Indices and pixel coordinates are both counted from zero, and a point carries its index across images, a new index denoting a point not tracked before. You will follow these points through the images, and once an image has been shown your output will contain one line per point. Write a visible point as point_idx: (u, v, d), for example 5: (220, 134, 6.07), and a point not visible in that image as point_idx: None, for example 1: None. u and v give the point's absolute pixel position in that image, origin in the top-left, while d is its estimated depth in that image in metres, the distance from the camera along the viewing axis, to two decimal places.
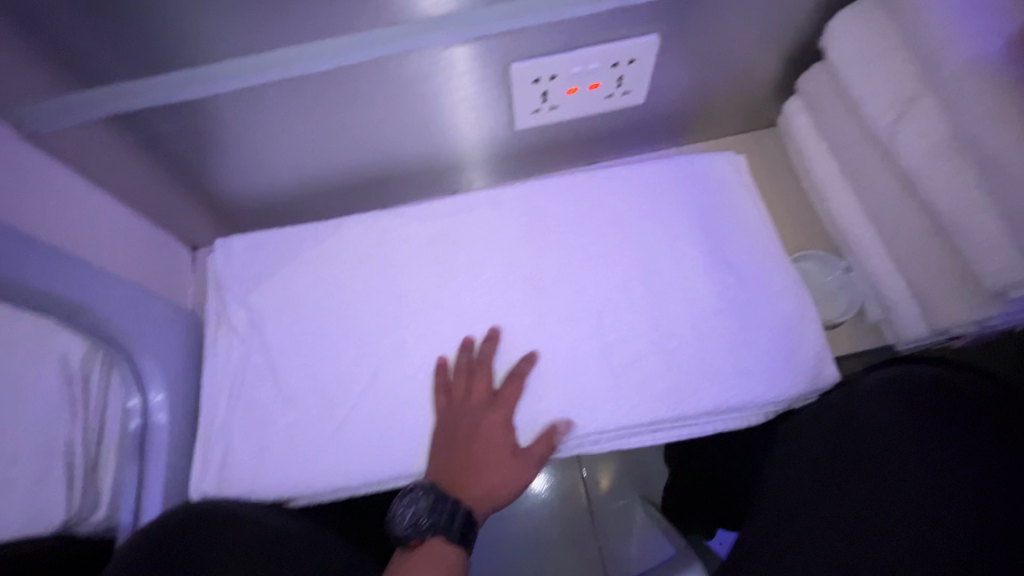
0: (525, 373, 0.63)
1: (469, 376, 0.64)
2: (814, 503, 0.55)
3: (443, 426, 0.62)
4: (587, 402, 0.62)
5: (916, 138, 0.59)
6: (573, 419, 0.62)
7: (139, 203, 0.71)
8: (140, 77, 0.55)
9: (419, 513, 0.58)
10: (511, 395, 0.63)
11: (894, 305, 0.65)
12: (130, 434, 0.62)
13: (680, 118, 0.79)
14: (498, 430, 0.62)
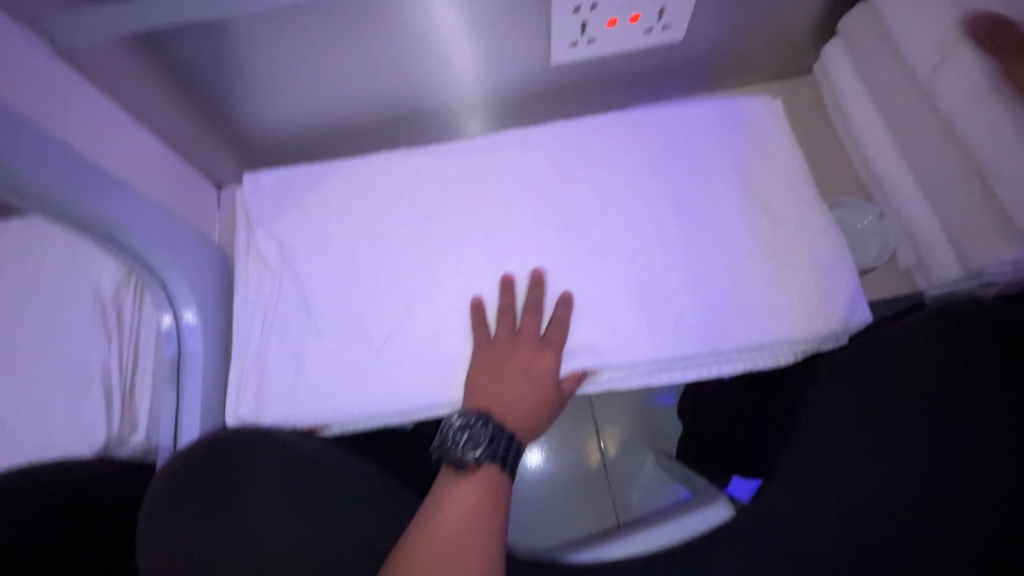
0: (566, 318, 0.63)
1: (511, 318, 0.63)
2: (848, 436, 0.53)
3: (486, 366, 0.61)
4: (618, 338, 0.63)
5: (956, 83, 0.57)
6: (605, 355, 0.62)
7: (165, 134, 0.71)
8: None
9: (476, 440, 0.55)
10: (554, 337, 0.62)
11: (928, 250, 0.64)
12: (166, 360, 0.64)
13: (716, 61, 0.77)
14: (545, 371, 0.60)
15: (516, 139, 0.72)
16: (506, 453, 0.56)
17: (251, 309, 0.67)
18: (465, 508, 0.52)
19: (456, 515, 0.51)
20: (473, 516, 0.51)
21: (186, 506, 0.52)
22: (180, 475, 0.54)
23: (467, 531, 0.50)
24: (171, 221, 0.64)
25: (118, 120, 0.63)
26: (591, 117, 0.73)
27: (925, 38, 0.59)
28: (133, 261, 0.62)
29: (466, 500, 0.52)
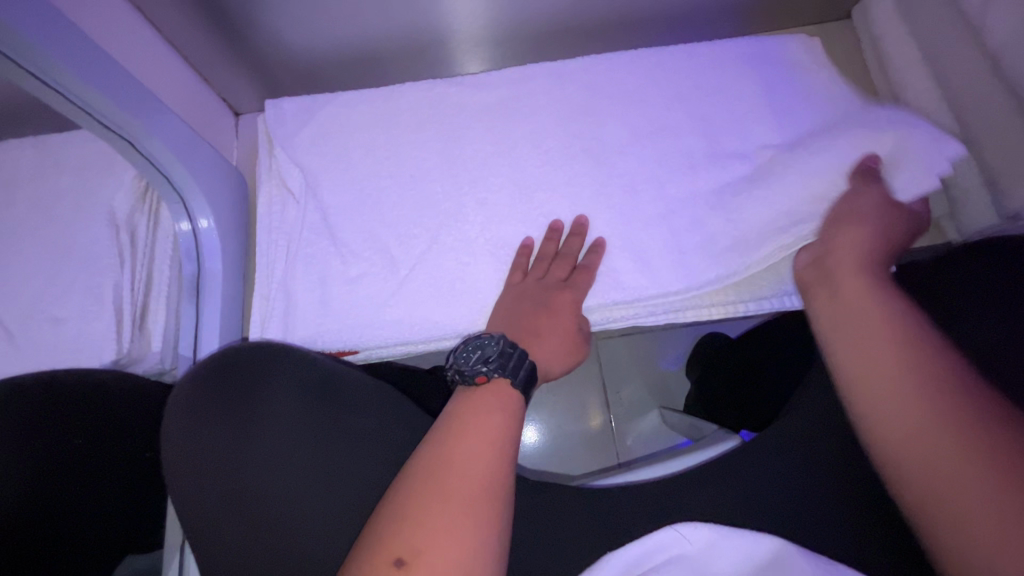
0: (594, 265, 0.62)
1: (547, 265, 0.63)
2: None
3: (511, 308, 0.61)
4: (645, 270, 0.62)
5: (1008, 12, 0.54)
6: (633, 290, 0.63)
7: (185, 50, 0.68)
8: None
9: (485, 356, 0.55)
10: (580, 283, 0.62)
11: (962, 195, 0.64)
12: (186, 278, 0.65)
13: (755, 1, 0.74)
14: (566, 312, 0.61)
15: (545, 70, 0.70)
16: (518, 374, 0.55)
17: (271, 233, 0.67)
18: (482, 422, 0.50)
19: (473, 428, 0.49)
20: (488, 431, 0.49)
21: (205, 415, 0.54)
22: (205, 384, 0.55)
23: (479, 445, 0.48)
24: (192, 137, 0.62)
25: (137, 30, 0.61)
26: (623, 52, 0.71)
27: None
28: (156, 175, 0.61)
29: (486, 416, 0.51)
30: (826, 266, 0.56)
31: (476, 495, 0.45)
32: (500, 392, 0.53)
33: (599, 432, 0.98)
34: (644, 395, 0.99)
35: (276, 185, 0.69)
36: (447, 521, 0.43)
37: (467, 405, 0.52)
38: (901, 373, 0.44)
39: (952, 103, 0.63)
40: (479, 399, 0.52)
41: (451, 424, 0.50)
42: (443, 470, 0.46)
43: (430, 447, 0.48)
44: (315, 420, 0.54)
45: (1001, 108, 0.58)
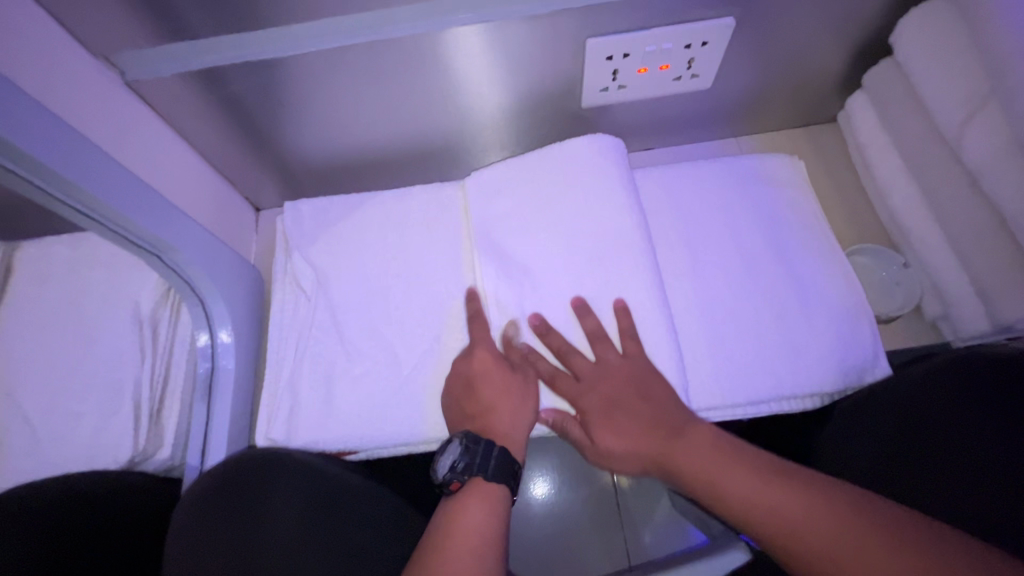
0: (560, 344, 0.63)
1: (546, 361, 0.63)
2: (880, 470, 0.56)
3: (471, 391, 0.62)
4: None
5: (982, 137, 0.57)
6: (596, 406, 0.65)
7: (214, 158, 0.75)
8: (223, 33, 0.57)
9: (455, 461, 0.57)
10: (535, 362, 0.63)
11: (956, 300, 0.65)
12: (200, 375, 0.68)
13: (742, 109, 0.79)
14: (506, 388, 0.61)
15: (527, 159, 0.70)
16: (487, 462, 0.57)
17: (283, 333, 0.71)
18: (463, 522, 0.53)
19: (456, 527, 0.52)
20: (470, 527, 0.52)
21: (209, 527, 0.54)
22: (206, 495, 0.56)
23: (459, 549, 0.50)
24: (214, 244, 0.67)
25: (171, 146, 0.68)
26: (610, 142, 0.68)
27: (952, 95, 0.60)
28: (179, 280, 0.65)
29: (469, 516, 0.53)
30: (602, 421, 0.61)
31: None
32: (479, 488, 0.56)
33: (608, 519, 0.94)
34: (653, 484, 0.96)
35: (290, 284, 0.73)
36: None
37: (449, 510, 0.55)
38: (827, 527, 0.46)
39: (937, 212, 0.66)
40: (469, 497, 0.56)
41: (437, 527, 0.54)
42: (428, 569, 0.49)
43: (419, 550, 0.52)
44: (325, 519, 0.56)
45: (984, 223, 0.60)
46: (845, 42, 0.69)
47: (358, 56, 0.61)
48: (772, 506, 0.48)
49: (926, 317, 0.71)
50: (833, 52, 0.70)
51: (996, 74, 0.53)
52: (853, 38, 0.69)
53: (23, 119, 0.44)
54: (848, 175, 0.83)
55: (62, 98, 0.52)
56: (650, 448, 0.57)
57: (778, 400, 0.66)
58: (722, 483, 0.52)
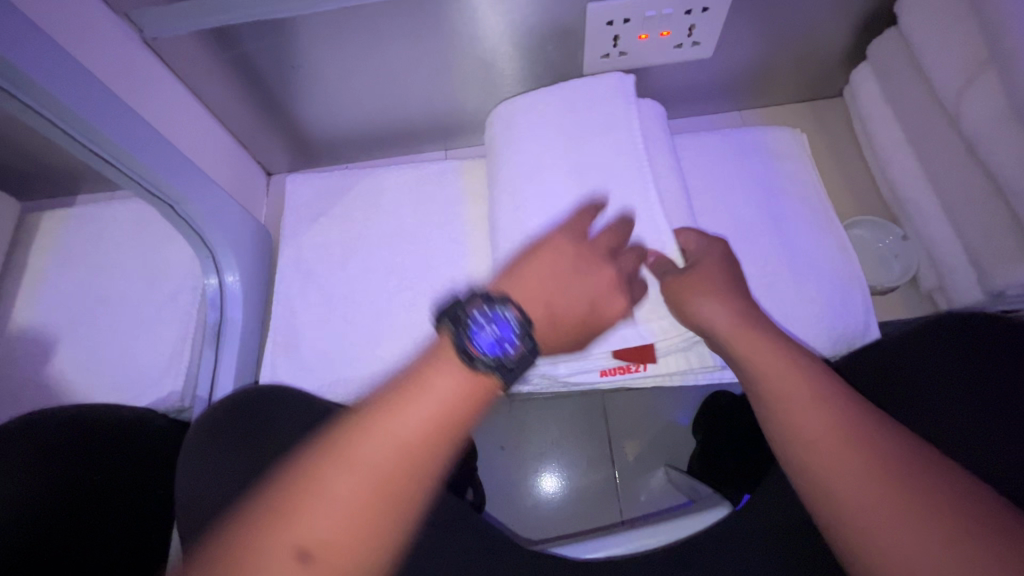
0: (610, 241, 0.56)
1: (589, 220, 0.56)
2: None
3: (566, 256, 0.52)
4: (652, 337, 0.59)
5: (979, 103, 0.57)
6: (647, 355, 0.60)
7: (226, 117, 0.77)
8: None
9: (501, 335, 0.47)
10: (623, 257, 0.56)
11: (950, 269, 0.65)
12: (209, 323, 0.71)
13: (746, 80, 0.79)
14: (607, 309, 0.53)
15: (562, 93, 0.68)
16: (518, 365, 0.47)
17: (292, 288, 0.74)
18: (425, 446, 0.44)
19: (392, 425, 0.44)
20: (431, 439, 0.44)
21: (214, 449, 0.58)
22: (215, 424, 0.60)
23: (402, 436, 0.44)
24: (225, 199, 0.69)
25: (185, 103, 0.70)
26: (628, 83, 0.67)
27: (953, 62, 0.60)
28: (190, 231, 0.68)
29: (441, 383, 0.46)
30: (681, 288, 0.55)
31: (371, 508, 0.42)
32: (477, 388, 0.46)
33: (605, 487, 0.96)
34: (649, 455, 0.97)
35: (297, 242, 0.76)
36: (318, 516, 0.41)
37: (425, 382, 0.45)
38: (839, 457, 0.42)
39: (935, 182, 0.66)
40: (435, 375, 0.46)
41: (399, 395, 0.45)
42: (355, 458, 0.43)
43: (363, 412, 0.45)
44: None
45: (979, 190, 0.60)
46: (849, 12, 0.69)
47: (363, 19, 0.63)
48: (830, 465, 0.43)
49: (923, 289, 0.72)
50: (838, 22, 0.70)
51: (993, 36, 0.53)
52: (858, 7, 0.68)
53: (47, 64, 0.47)
54: (852, 149, 0.83)
55: (83, 50, 0.55)
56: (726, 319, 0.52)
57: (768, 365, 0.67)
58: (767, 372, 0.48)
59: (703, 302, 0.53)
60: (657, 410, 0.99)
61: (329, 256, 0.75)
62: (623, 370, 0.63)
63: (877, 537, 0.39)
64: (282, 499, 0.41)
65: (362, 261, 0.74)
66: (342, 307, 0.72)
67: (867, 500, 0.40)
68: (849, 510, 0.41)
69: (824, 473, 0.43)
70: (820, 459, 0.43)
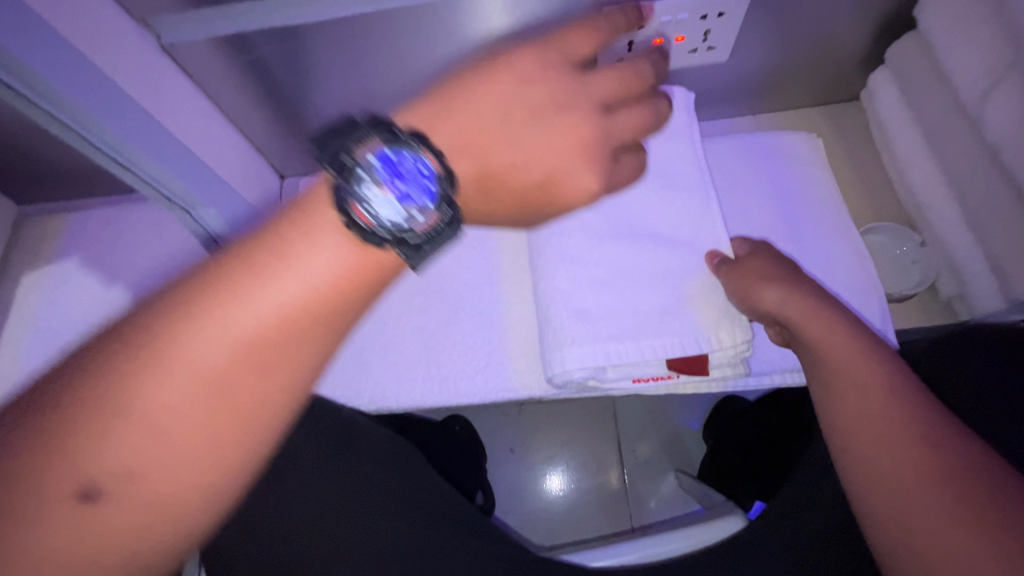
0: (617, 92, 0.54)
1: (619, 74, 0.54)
2: None
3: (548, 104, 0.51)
4: (692, 338, 0.58)
5: (1001, 109, 0.56)
6: (692, 357, 0.58)
7: (242, 121, 0.78)
8: None
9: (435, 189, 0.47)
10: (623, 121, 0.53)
11: (969, 277, 0.64)
12: None
13: (761, 84, 0.79)
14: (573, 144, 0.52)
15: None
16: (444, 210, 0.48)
17: None
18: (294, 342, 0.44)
19: (251, 305, 0.43)
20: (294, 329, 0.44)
21: None
22: None
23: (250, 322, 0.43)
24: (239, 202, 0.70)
25: (202, 107, 0.71)
26: (693, 99, 0.67)
27: (974, 67, 0.59)
28: (205, 236, 0.69)
29: (312, 270, 0.44)
30: (747, 280, 0.57)
31: (203, 380, 0.42)
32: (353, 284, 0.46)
33: (614, 492, 0.96)
34: (660, 460, 0.97)
35: None
36: (166, 393, 0.41)
37: (289, 247, 0.44)
38: (898, 454, 0.44)
39: (955, 188, 0.65)
40: (311, 232, 0.45)
41: (254, 268, 0.44)
42: (182, 344, 0.42)
43: (217, 284, 0.43)
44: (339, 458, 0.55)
45: (1002, 196, 0.59)
46: (867, 16, 0.68)
47: (378, 25, 0.63)
48: (886, 460, 0.44)
49: (941, 296, 0.70)
50: (856, 26, 0.69)
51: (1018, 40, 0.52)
52: (876, 11, 0.67)
53: (69, 71, 0.47)
54: (868, 154, 0.82)
55: None
56: (795, 311, 0.54)
57: (782, 374, 0.66)
58: (836, 366, 0.50)
59: (764, 292, 0.56)
60: (668, 415, 0.98)
61: None
62: (658, 379, 0.60)
63: (923, 527, 0.40)
64: (110, 392, 0.41)
65: None
66: None
67: (904, 488, 0.42)
68: (901, 502, 0.42)
69: (877, 467, 0.44)
70: (875, 455, 0.45)
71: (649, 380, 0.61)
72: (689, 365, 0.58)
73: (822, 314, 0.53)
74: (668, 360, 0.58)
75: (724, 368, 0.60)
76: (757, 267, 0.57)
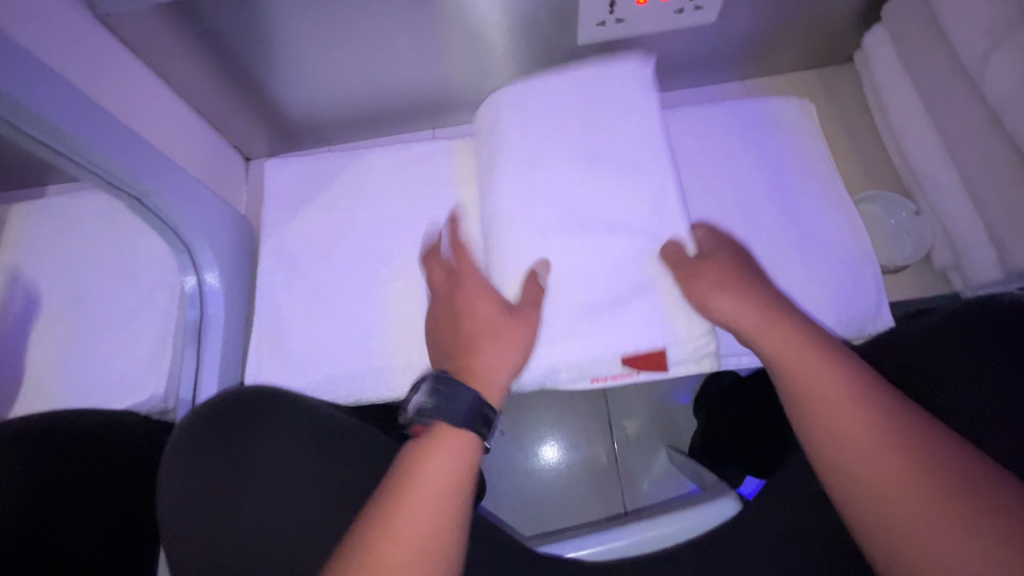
0: None
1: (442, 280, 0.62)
2: None
3: None
4: (648, 334, 0.55)
5: (1005, 69, 0.53)
6: (646, 354, 0.55)
7: (199, 101, 0.73)
8: None
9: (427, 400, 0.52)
10: None
11: (967, 248, 0.62)
12: (188, 323, 0.67)
13: (751, 47, 0.74)
14: None
15: (575, 75, 0.62)
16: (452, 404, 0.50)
17: (275, 282, 0.70)
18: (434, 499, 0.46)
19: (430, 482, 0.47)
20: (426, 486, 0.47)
21: (212, 454, 0.54)
22: (202, 428, 0.54)
23: (436, 489, 0.47)
24: (198, 189, 0.65)
25: (149, 85, 0.65)
26: (647, 75, 0.63)
27: (975, 24, 0.55)
28: (163, 226, 0.64)
29: (441, 459, 0.48)
30: (698, 291, 0.53)
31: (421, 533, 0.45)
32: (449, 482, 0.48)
33: (605, 468, 0.95)
34: (651, 436, 0.96)
35: (278, 231, 0.72)
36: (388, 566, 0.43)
37: (424, 450, 0.49)
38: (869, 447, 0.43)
39: (955, 154, 0.62)
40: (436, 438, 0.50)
41: (418, 465, 0.48)
42: (408, 501, 0.46)
43: (404, 472, 0.48)
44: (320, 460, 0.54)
45: (1004, 161, 0.56)
46: None
47: None
48: (865, 460, 0.43)
49: (936, 267, 0.69)
50: None
51: None
52: None
53: None
54: (861, 119, 0.78)
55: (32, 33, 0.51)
56: (750, 318, 0.51)
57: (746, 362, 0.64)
58: (791, 360, 0.48)
59: (722, 301, 0.51)
60: (657, 390, 0.97)
61: (316, 245, 0.71)
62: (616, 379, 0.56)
63: (896, 523, 0.40)
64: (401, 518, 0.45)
65: (347, 249, 0.70)
66: (327, 299, 0.68)
67: (874, 480, 0.42)
68: (869, 498, 0.42)
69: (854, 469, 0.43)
70: (850, 457, 0.43)
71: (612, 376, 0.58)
72: (645, 364, 0.55)
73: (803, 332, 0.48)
74: (623, 359, 0.55)
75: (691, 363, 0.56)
76: (716, 271, 0.53)
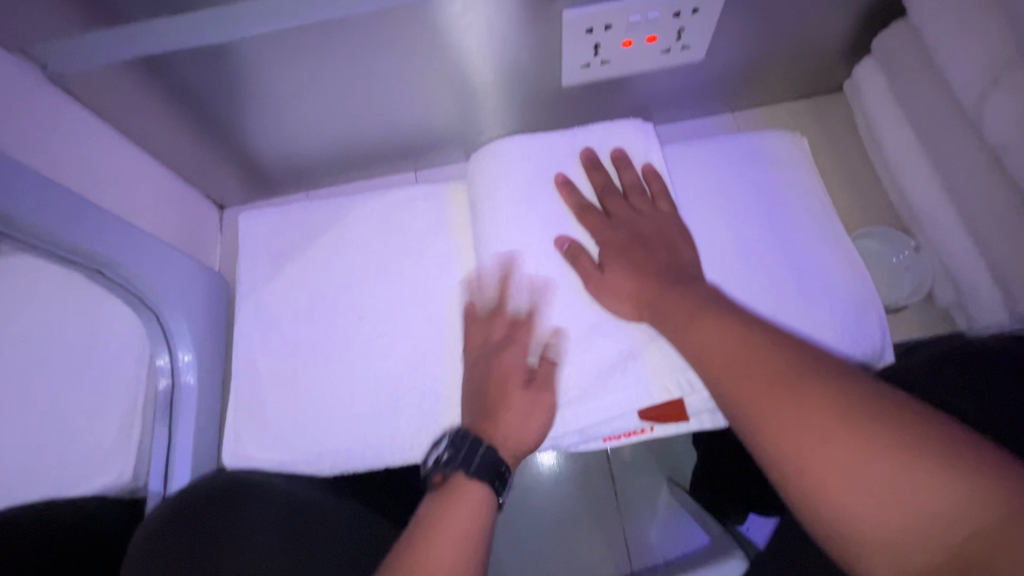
0: None
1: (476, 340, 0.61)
2: None
3: None
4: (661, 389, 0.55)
5: (1003, 110, 0.51)
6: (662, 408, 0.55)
7: (166, 155, 0.69)
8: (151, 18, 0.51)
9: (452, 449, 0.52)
10: None
11: (970, 287, 0.60)
12: (158, 394, 0.63)
13: (740, 81, 0.72)
14: None
15: (573, 139, 0.66)
16: (473, 457, 0.51)
17: (251, 342, 0.66)
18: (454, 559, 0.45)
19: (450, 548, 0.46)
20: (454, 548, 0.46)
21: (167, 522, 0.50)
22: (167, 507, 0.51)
23: (451, 544, 0.46)
24: (166, 251, 0.61)
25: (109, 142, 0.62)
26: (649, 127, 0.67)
27: (970, 62, 0.54)
28: (128, 293, 0.60)
29: (460, 519, 0.48)
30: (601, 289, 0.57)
31: None
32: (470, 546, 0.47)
33: (605, 513, 0.91)
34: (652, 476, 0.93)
35: (254, 288, 0.68)
36: None
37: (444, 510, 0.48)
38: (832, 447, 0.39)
39: (953, 191, 0.60)
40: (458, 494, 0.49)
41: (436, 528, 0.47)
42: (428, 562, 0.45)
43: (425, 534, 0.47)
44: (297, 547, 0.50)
45: (1005, 201, 0.54)
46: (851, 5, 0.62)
47: (308, 39, 0.54)
48: (832, 466, 0.38)
49: (938, 304, 0.67)
50: (839, 16, 0.64)
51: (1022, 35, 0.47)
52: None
53: None
54: (853, 149, 0.77)
55: None
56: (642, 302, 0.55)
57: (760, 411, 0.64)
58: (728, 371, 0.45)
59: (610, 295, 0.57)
60: None
61: (294, 301, 0.67)
62: (630, 434, 0.58)
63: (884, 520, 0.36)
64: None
65: (327, 305, 0.67)
66: (308, 360, 0.65)
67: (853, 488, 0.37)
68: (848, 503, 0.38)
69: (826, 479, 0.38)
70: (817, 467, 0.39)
71: (622, 436, 0.58)
72: (661, 416, 0.56)
73: (758, 335, 0.46)
74: (639, 414, 0.56)
75: (702, 416, 0.56)
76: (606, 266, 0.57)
